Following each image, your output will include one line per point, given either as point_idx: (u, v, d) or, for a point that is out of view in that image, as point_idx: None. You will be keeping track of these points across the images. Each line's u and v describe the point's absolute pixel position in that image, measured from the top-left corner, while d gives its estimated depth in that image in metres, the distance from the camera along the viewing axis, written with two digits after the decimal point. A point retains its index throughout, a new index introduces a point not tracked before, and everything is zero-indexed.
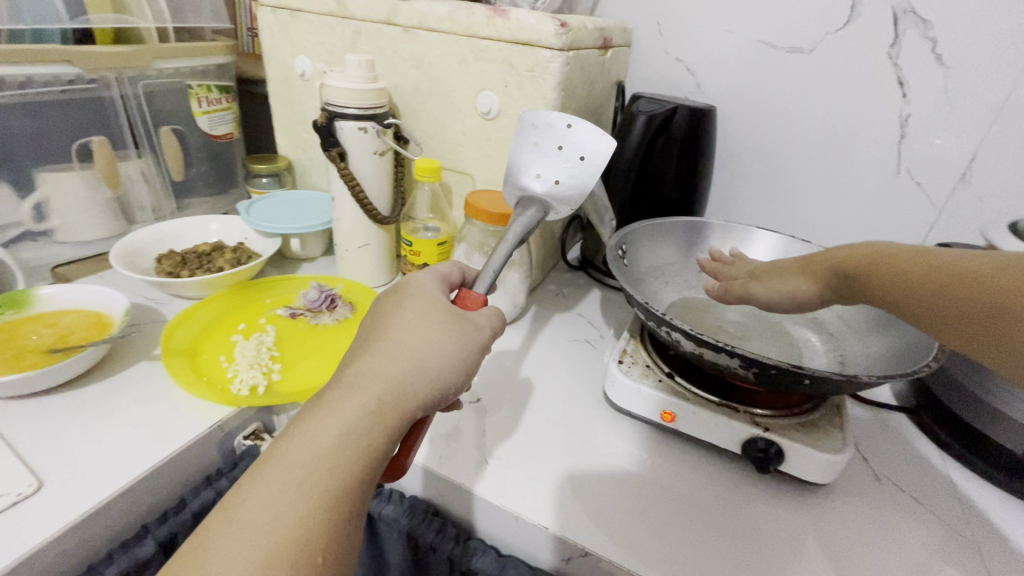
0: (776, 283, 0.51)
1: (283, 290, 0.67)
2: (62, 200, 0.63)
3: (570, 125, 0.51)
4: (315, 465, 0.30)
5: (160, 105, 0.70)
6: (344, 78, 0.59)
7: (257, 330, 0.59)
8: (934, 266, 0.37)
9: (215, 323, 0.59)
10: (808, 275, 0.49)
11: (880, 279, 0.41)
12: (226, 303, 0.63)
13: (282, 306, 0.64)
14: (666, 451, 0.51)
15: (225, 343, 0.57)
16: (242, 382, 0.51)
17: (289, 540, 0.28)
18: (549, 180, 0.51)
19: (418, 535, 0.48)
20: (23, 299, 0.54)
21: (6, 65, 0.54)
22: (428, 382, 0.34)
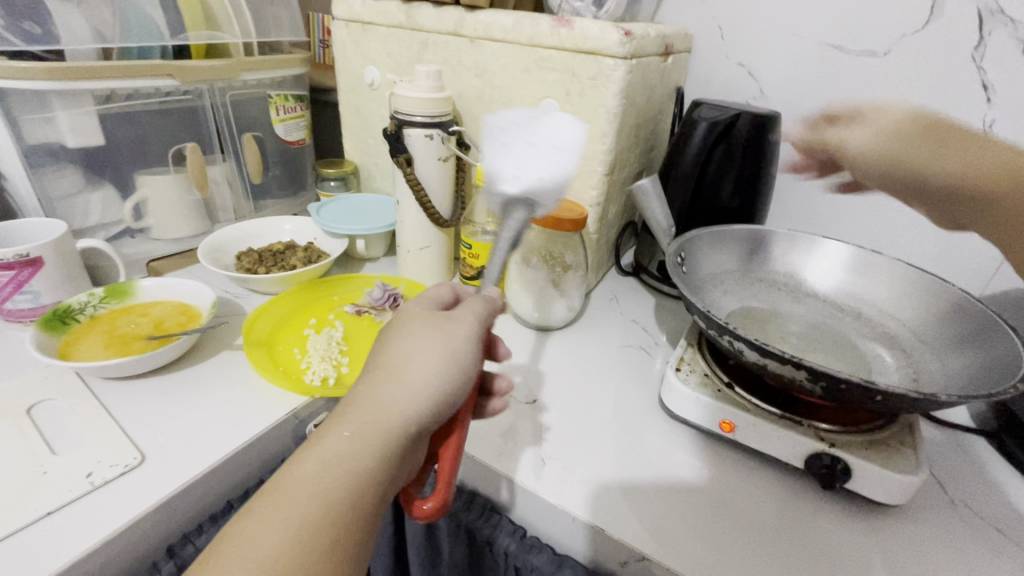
0: (859, 135, 0.72)
1: (345, 291, 0.70)
2: (157, 200, 0.69)
3: (507, 126, 0.49)
4: (299, 493, 0.30)
5: (244, 114, 0.75)
6: (414, 88, 0.62)
7: (326, 326, 0.62)
8: (985, 149, 0.65)
9: (286, 319, 0.63)
10: (888, 146, 0.70)
11: (924, 187, 0.70)
12: (296, 300, 0.67)
13: (343, 304, 0.67)
14: (723, 462, 0.51)
15: (297, 336, 0.61)
16: (314, 373, 0.55)
17: (276, 572, 0.28)
18: (532, 177, 0.45)
19: (476, 528, 0.50)
20: (125, 290, 0.59)
21: (120, 80, 0.60)
22: (416, 399, 0.35)
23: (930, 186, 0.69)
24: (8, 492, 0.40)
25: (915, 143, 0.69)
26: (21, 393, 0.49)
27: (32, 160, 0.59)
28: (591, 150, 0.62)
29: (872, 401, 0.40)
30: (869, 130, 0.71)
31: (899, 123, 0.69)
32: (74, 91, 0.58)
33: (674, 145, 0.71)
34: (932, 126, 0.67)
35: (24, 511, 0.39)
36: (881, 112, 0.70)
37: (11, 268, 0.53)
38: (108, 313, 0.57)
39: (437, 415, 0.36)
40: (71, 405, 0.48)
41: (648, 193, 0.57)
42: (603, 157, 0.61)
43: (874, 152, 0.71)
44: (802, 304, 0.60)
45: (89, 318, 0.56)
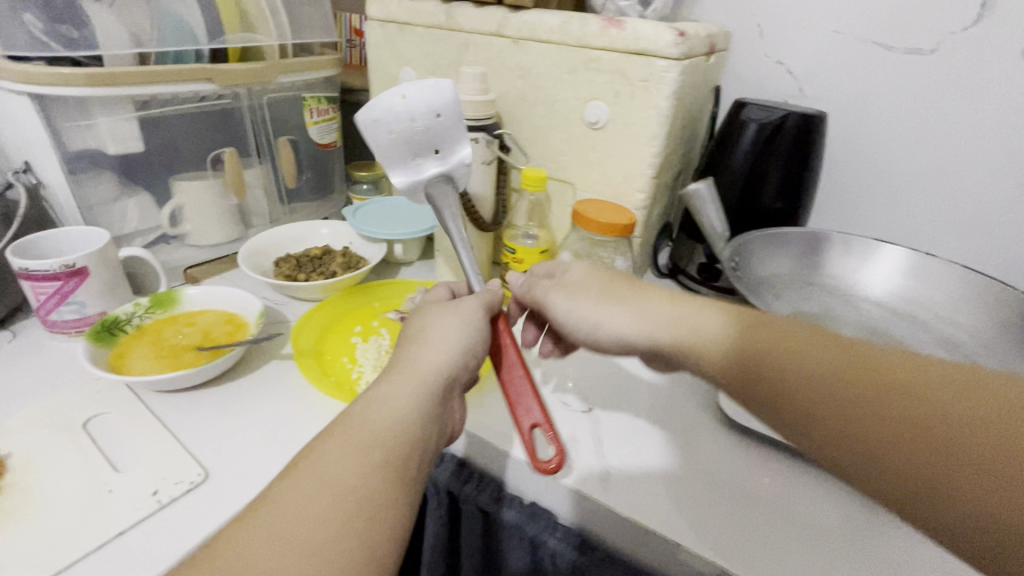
0: (571, 302, 0.43)
1: (386, 296, 0.69)
2: (193, 207, 0.67)
3: (407, 96, 0.52)
4: (356, 424, 0.35)
5: (278, 116, 0.74)
6: (458, 90, 0.61)
7: (372, 333, 0.62)
8: (814, 342, 0.33)
9: (331, 326, 0.62)
10: (655, 324, 0.40)
11: (762, 380, 0.33)
12: (339, 306, 0.66)
13: (385, 310, 0.66)
14: (788, 470, 0.49)
15: (345, 345, 0.60)
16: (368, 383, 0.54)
17: (345, 483, 0.32)
18: (444, 157, 0.57)
19: (541, 541, 0.47)
20: (170, 299, 0.58)
21: (159, 85, 0.59)
22: (444, 354, 0.40)
23: (751, 381, 0.34)
24: (75, 513, 0.39)
25: (634, 319, 0.40)
26: (76, 409, 0.48)
27: (72, 167, 0.58)
28: (639, 152, 0.61)
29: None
30: (619, 305, 0.41)
31: (614, 283, 0.43)
32: (115, 96, 0.57)
33: (718, 147, 0.70)
34: (637, 285, 0.43)
35: (94, 533, 0.38)
36: (566, 278, 0.45)
37: (58, 278, 0.52)
38: (154, 322, 0.56)
39: (462, 372, 0.41)
40: (127, 420, 0.47)
41: (703, 197, 0.56)
42: (652, 159, 0.60)
43: (640, 333, 0.40)
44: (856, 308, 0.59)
45: (135, 328, 0.55)
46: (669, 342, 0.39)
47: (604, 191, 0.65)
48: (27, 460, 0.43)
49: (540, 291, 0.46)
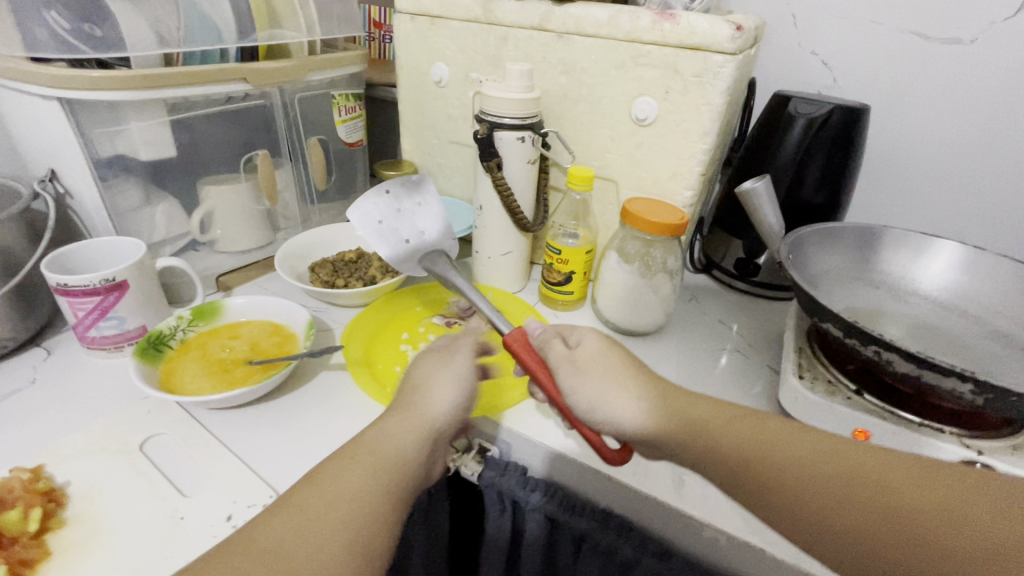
0: (577, 380, 0.40)
1: (426, 301, 0.67)
2: (223, 211, 0.65)
3: (389, 190, 0.60)
4: (355, 456, 0.37)
5: (306, 115, 0.71)
6: (503, 88, 0.58)
7: (420, 340, 0.61)
8: (781, 429, 0.34)
9: (378, 332, 0.61)
10: (644, 409, 0.38)
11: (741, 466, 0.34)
12: (382, 312, 0.64)
13: (427, 315, 0.65)
14: None
15: (395, 353, 0.58)
16: None
17: (342, 509, 0.34)
18: (430, 234, 0.59)
19: (616, 550, 0.47)
20: (212, 310, 0.56)
21: (193, 86, 0.56)
22: (445, 400, 0.42)
23: (730, 472, 0.34)
24: (148, 543, 0.38)
25: (625, 403, 0.38)
26: (128, 430, 0.46)
27: (103, 175, 0.55)
28: (688, 148, 0.59)
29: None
30: (623, 388, 0.39)
31: (616, 359, 0.41)
32: (147, 100, 0.54)
33: (762, 141, 0.69)
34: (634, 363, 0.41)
35: (172, 563, 0.37)
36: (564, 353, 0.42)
37: (97, 293, 0.50)
38: (197, 336, 0.54)
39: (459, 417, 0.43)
40: (183, 441, 0.46)
41: (761, 195, 0.55)
42: (702, 156, 0.59)
43: (635, 425, 0.38)
44: (908, 304, 0.59)
45: (180, 343, 0.53)
46: (665, 433, 0.37)
47: (649, 189, 0.64)
48: (88, 488, 0.41)
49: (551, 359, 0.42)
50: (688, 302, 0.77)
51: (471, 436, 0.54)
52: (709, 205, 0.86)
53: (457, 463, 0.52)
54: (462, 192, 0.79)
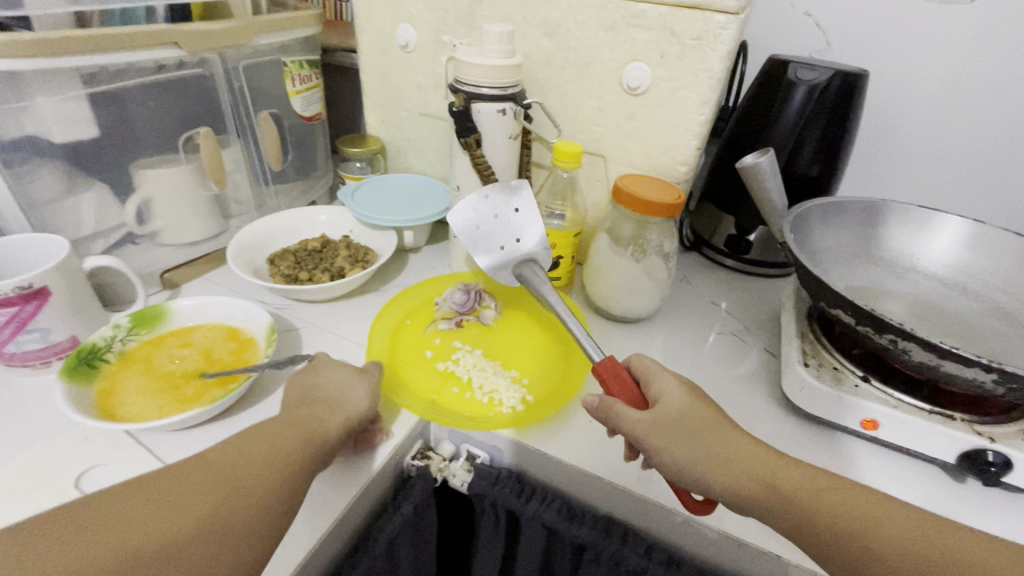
0: (665, 447, 0.35)
1: (421, 310, 0.59)
2: (164, 199, 0.57)
3: (489, 196, 0.52)
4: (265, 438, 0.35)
5: (255, 86, 0.62)
6: (481, 52, 0.52)
7: (451, 351, 0.54)
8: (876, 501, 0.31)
9: (394, 349, 0.53)
10: (734, 473, 0.33)
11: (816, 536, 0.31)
12: (385, 325, 0.56)
13: (428, 323, 0.57)
14: (861, 457, 0.47)
15: (435, 375, 0.51)
16: (510, 401, 0.47)
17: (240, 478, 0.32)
18: (528, 244, 0.53)
19: (621, 559, 0.43)
20: (158, 314, 0.49)
21: (113, 53, 0.47)
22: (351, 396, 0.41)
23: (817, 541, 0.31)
24: None
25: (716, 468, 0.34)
26: (60, 464, 0.39)
27: (8, 160, 0.46)
28: (684, 120, 0.55)
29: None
30: (715, 459, 0.34)
31: (700, 421, 0.36)
32: (56, 69, 0.45)
33: (757, 109, 0.65)
34: (719, 424, 0.36)
35: None
36: (646, 415, 0.36)
37: (11, 304, 0.42)
38: (140, 346, 0.47)
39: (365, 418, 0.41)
40: (129, 473, 0.39)
41: (763, 170, 0.51)
42: (700, 128, 0.54)
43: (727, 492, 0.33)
44: (908, 282, 0.57)
45: (119, 355, 0.46)
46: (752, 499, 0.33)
47: (640, 165, 0.59)
48: None
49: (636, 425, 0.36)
50: (678, 282, 0.73)
51: (458, 442, 0.49)
52: (697, 178, 0.82)
53: (446, 472, 0.48)
54: (436, 170, 0.72)
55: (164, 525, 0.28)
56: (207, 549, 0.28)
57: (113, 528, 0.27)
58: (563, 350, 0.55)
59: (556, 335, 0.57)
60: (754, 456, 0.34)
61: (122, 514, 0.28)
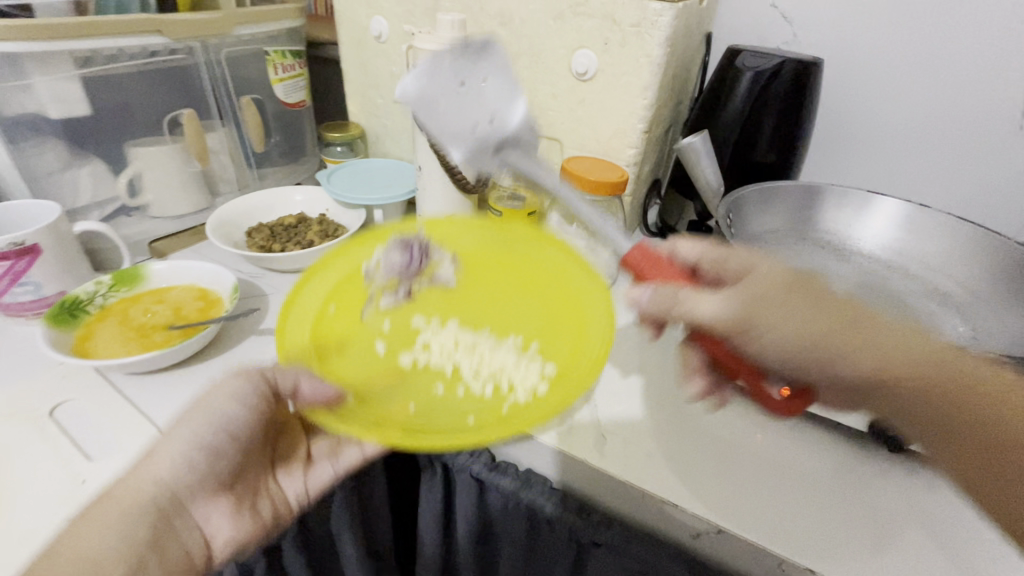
0: (769, 327, 0.34)
1: (348, 285, 0.51)
2: (153, 176, 0.63)
3: (445, 64, 0.48)
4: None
5: (240, 74, 0.68)
6: (435, 40, 0.56)
7: (417, 342, 0.46)
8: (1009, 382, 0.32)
9: (331, 339, 0.46)
10: (870, 353, 0.33)
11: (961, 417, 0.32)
12: (306, 301, 0.48)
13: (364, 303, 0.49)
14: (779, 425, 0.49)
15: (409, 376, 0.43)
16: (524, 390, 0.41)
17: None
18: (506, 113, 0.50)
19: (537, 507, 0.47)
20: (136, 275, 0.55)
21: (103, 38, 0.53)
22: (161, 466, 0.36)
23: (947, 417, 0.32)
24: (51, 508, 0.37)
25: (850, 344, 0.33)
26: (39, 396, 0.45)
27: (12, 137, 0.53)
28: (629, 104, 0.57)
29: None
30: (852, 338, 0.33)
31: (812, 288, 0.35)
32: (51, 52, 0.51)
33: (711, 98, 0.67)
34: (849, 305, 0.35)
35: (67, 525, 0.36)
36: (740, 297, 0.35)
37: (6, 258, 0.48)
38: (119, 302, 0.52)
39: (194, 476, 0.38)
40: (97, 406, 0.45)
41: (698, 152, 0.53)
42: (644, 112, 0.57)
43: (863, 373, 0.33)
44: (851, 263, 0.58)
45: (99, 309, 0.51)
46: (885, 376, 0.33)
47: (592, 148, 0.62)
48: None
49: (739, 316, 0.34)
50: None
51: None
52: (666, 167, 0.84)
53: None
54: (411, 155, 0.77)
55: None
56: None
57: None
58: (557, 304, 0.50)
59: (543, 283, 0.52)
60: (891, 331, 0.34)
61: None
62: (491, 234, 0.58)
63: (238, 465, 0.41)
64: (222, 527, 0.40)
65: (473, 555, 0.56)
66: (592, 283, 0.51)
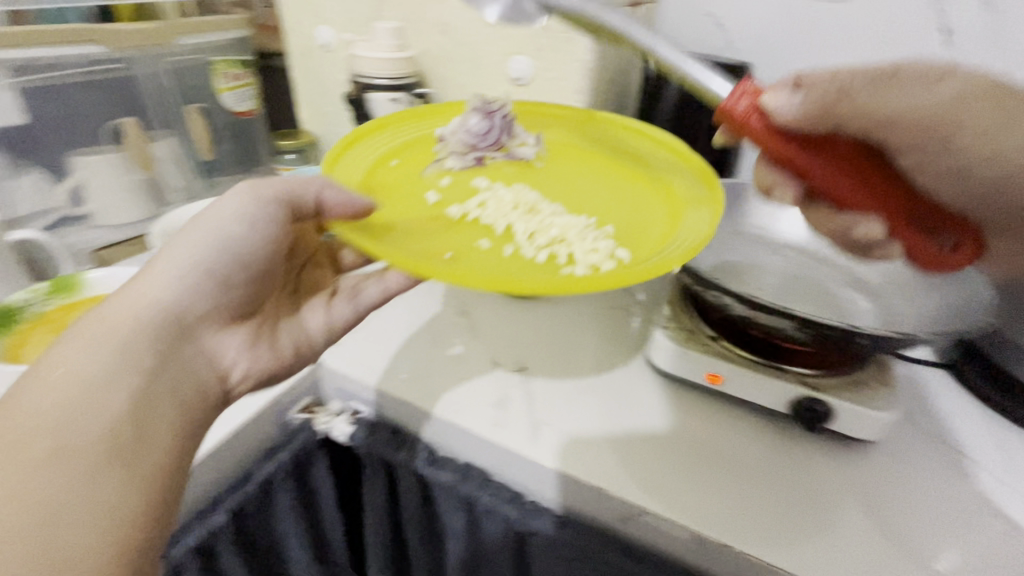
0: (920, 121, 0.35)
1: (412, 148, 0.54)
2: (96, 184, 0.63)
3: None
4: (73, 410, 0.31)
5: (188, 83, 0.70)
6: (373, 47, 0.58)
7: (473, 208, 0.49)
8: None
9: (389, 188, 0.49)
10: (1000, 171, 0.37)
11: None
12: (363, 153, 0.51)
13: (427, 166, 0.53)
14: (708, 410, 0.51)
15: (462, 233, 0.46)
16: (580, 263, 0.43)
17: (67, 487, 0.29)
18: None
19: (475, 499, 0.48)
20: (73, 284, 0.54)
21: (33, 46, 0.54)
22: (167, 291, 0.37)
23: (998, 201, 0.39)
24: None
25: None
26: None
27: None
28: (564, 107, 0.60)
29: (857, 344, 0.42)
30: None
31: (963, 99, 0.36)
32: None
33: (647, 103, 0.69)
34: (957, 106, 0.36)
35: None
36: (911, 99, 0.35)
37: None
38: (57, 311, 0.52)
39: (202, 305, 0.39)
40: None
41: None
42: None
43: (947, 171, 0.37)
44: (778, 255, 0.60)
45: (36, 318, 0.51)
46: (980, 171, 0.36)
47: None
48: None
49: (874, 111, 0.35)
50: None
51: (345, 399, 0.54)
52: None
53: (328, 425, 0.53)
54: None
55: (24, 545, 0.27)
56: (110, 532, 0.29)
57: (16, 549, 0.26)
58: (625, 184, 0.52)
59: (609, 169, 0.54)
60: None
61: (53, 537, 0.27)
62: (607, 125, 0.57)
63: (246, 299, 0.42)
64: (242, 357, 0.42)
65: (421, 551, 0.57)
66: (664, 163, 0.53)
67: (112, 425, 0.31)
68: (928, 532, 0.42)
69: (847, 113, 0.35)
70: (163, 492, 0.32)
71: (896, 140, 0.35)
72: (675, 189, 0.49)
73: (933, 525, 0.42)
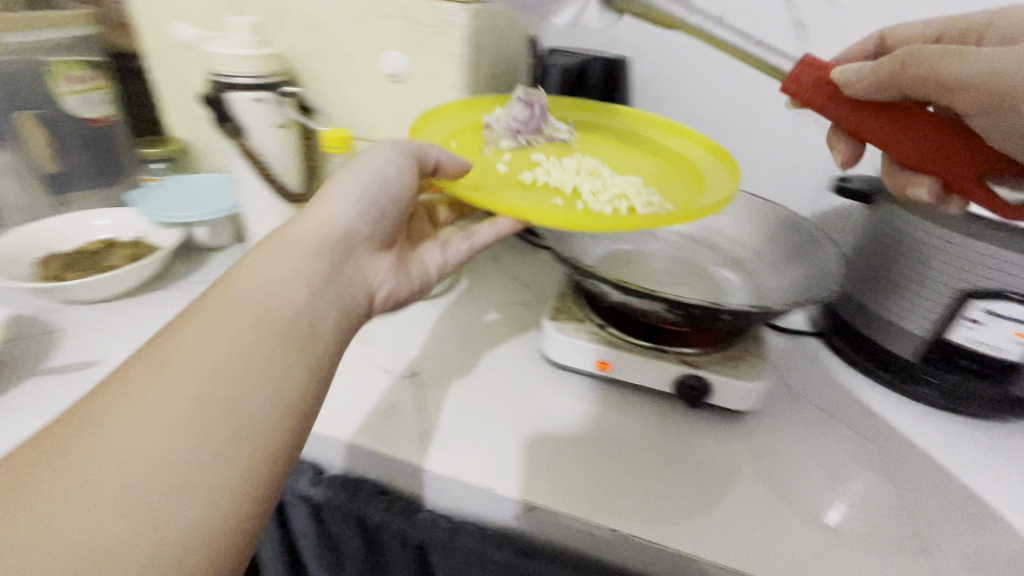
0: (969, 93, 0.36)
1: (472, 130, 0.57)
2: None
3: None
4: (246, 306, 0.32)
5: (21, 87, 0.63)
6: (230, 44, 0.54)
7: (540, 174, 0.53)
8: None
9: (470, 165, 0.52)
10: None
11: None
12: (438, 128, 0.54)
13: (485, 145, 0.57)
14: (601, 399, 0.51)
15: (543, 194, 0.50)
16: (647, 208, 0.48)
17: (209, 364, 0.29)
18: None
19: (366, 516, 0.45)
20: None
21: None
22: (340, 213, 0.40)
23: None
24: None
25: None
26: None
27: None
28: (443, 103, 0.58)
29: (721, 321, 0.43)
30: None
31: None
32: None
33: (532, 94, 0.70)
34: None
35: None
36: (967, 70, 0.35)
37: None
38: None
39: (365, 228, 0.41)
40: None
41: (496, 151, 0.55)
42: None
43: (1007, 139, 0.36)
44: (663, 242, 0.63)
45: None
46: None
47: None
48: None
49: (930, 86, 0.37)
50: None
51: None
52: None
53: None
54: None
55: (156, 441, 0.26)
56: (239, 444, 0.28)
57: (133, 456, 0.25)
58: (658, 160, 0.58)
59: (649, 150, 0.60)
60: None
61: (168, 435, 0.26)
62: (647, 124, 0.62)
63: (392, 228, 0.44)
64: (389, 278, 0.44)
65: None
66: (694, 147, 0.58)
67: (284, 325, 0.32)
68: (801, 492, 0.44)
69: (913, 78, 0.37)
70: (288, 430, 0.30)
71: (964, 105, 0.36)
72: (696, 167, 0.55)
73: (805, 484, 0.44)
